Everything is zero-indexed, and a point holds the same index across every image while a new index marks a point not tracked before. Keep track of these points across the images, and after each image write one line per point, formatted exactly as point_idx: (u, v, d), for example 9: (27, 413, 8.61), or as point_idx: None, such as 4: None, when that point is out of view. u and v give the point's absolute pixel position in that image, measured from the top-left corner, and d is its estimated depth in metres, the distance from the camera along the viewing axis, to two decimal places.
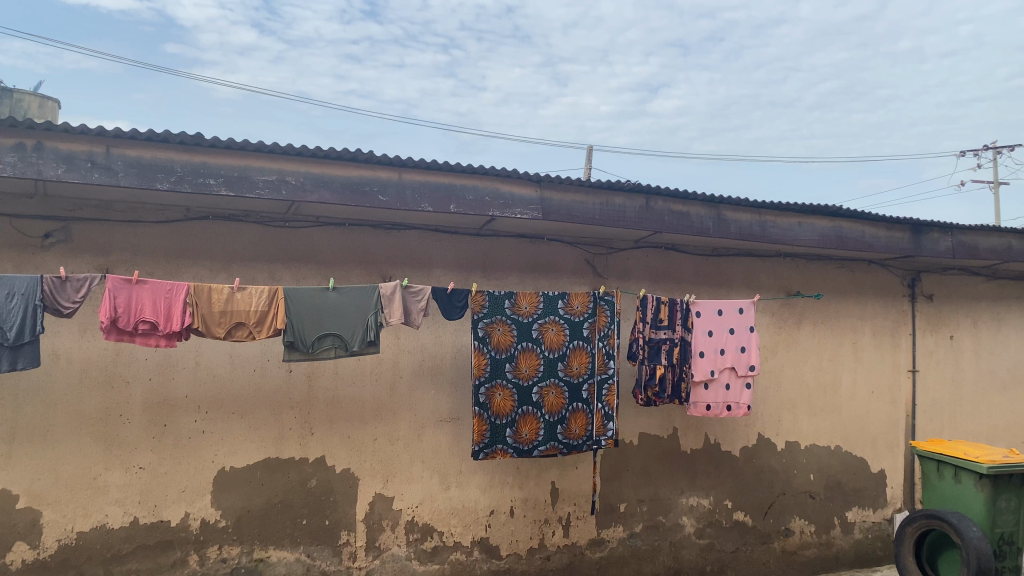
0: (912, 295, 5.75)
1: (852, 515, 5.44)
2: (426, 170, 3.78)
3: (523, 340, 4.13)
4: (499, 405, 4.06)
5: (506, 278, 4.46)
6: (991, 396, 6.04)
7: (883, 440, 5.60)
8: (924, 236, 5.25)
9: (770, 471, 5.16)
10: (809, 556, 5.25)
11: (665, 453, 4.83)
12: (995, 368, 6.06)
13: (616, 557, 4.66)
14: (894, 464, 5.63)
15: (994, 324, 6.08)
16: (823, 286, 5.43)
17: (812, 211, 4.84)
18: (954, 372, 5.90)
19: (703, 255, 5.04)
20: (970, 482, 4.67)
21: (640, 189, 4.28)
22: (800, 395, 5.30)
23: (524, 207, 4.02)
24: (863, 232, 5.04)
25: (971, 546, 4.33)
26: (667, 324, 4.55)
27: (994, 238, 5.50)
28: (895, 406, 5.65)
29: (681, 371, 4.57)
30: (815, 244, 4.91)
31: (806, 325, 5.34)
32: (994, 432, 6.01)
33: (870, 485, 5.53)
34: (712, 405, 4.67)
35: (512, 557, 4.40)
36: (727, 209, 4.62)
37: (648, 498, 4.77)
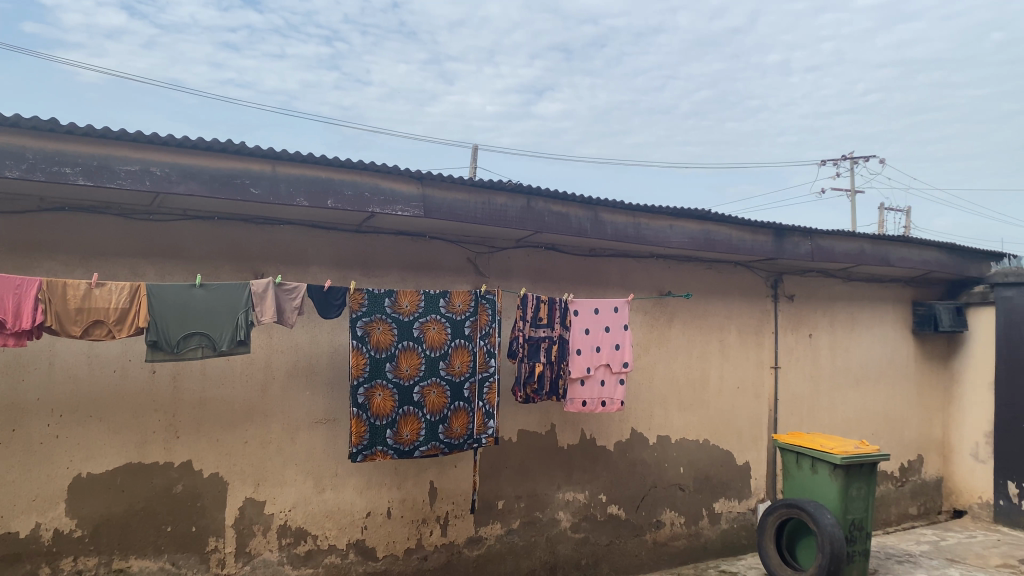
0: (775, 296, 6.05)
1: (719, 506, 5.67)
2: (301, 164, 3.68)
3: (403, 339, 4.08)
4: (379, 405, 3.99)
5: (385, 276, 4.39)
6: (846, 389, 6.44)
7: (748, 433, 5.87)
8: (786, 240, 5.54)
9: (643, 465, 5.31)
10: (678, 547, 5.44)
11: (543, 450, 4.89)
12: (848, 365, 6.46)
13: (493, 555, 4.68)
14: (757, 456, 5.91)
15: (848, 323, 6.48)
16: (694, 286, 5.64)
17: (684, 214, 5.01)
18: (812, 367, 6.25)
19: (582, 255, 5.13)
20: (826, 472, 4.96)
21: (520, 189, 4.31)
22: (672, 391, 5.49)
23: (405, 204, 3.97)
24: (730, 234, 5.27)
25: (826, 533, 4.59)
26: (546, 323, 4.61)
27: (848, 243, 5.87)
28: (758, 400, 5.93)
29: (559, 368, 4.64)
30: (686, 246, 5.09)
31: (678, 324, 5.53)
32: (847, 424, 6.41)
33: (736, 478, 5.78)
34: (588, 402, 4.76)
35: (389, 558, 4.34)
36: (604, 210, 4.72)
37: (525, 495, 4.82)
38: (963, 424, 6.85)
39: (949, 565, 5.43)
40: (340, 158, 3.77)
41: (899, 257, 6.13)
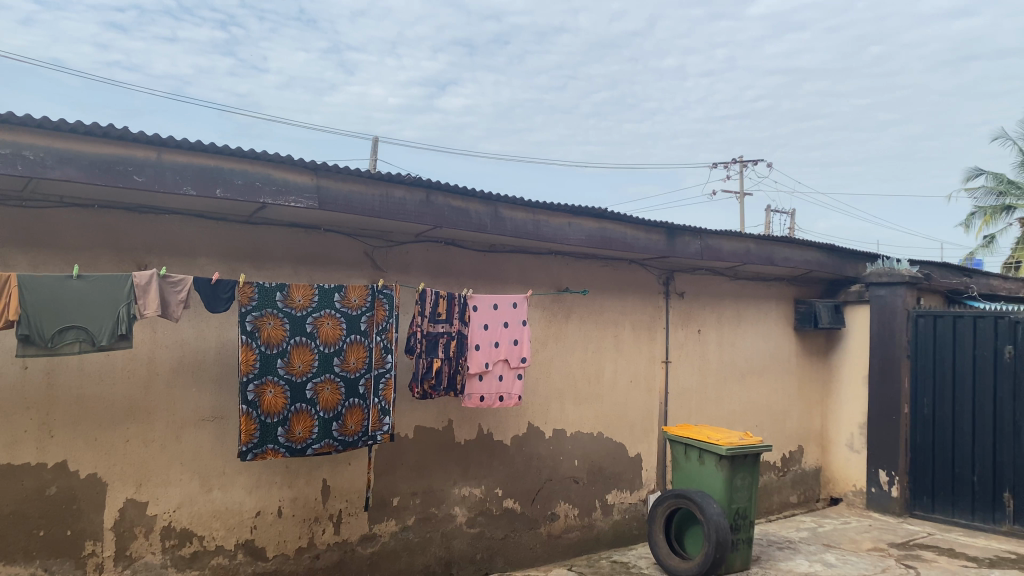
0: (667, 293, 6.22)
1: (612, 498, 5.80)
2: (187, 151, 3.54)
3: (296, 335, 3.99)
4: (270, 403, 3.89)
5: (277, 269, 4.28)
6: (733, 383, 6.70)
7: (640, 426, 6.02)
8: (677, 239, 5.71)
9: (538, 459, 5.37)
10: (572, 539, 5.53)
11: (439, 446, 4.88)
12: (735, 360, 6.71)
13: (387, 551, 4.64)
14: (648, 448, 6.07)
15: (735, 320, 6.73)
16: (590, 283, 5.73)
17: (581, 212, 5.09)
18: (701, 362, 6.47)
19: (480, 251, 5.13)
20: (712, 463, 5.13)
21: (419, 183, 4.27)
22: (568, 386, 5.56)
23: (298, 194, 3.88)
24: (625, 232, 5.39)
25: (711, 522, 4.75)
26: (444, 318, 4.59)
27: (736, 243, 6.09)
28: (650, 394, 6.09)
29: (458, 364, 4.62)
30: (583, 243, 5.17)
31: (574, 320, 5.61)
32: (733, 416, 6.66)
33: (628, 470, 5.92)
34: (485, 397, 4.78)
35: (279, 558, 4.24)
36: (503, 206, 4.73)
37: (421, 491, 4.79)
38: (840, 416, 7.23)
39: (825, 550, 5.72)
40: (230, 147, 3.65)
41: (783, 257, 6.42)
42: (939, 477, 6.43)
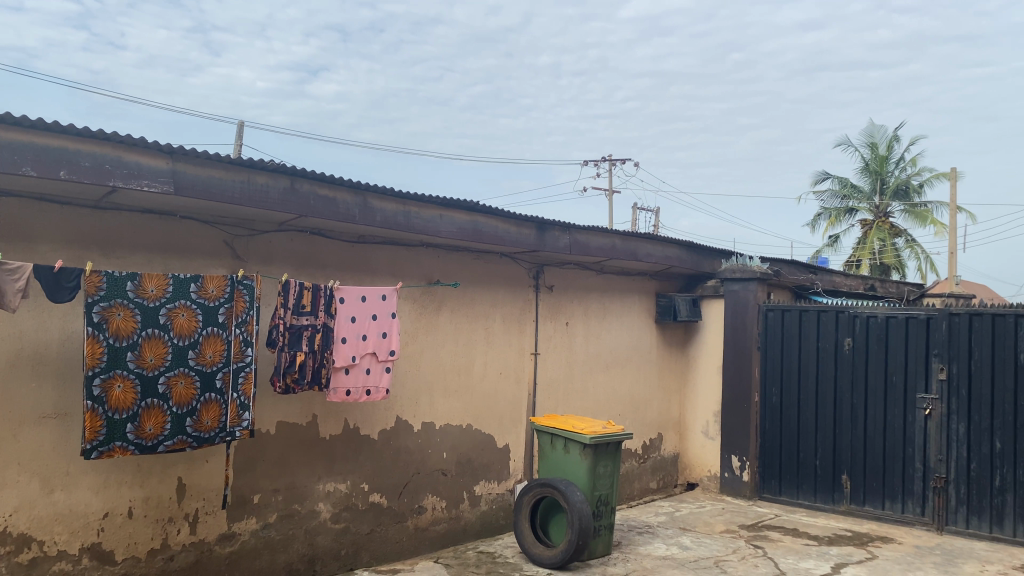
0: (536, 286, 6.32)
1: (479, 489, 5.84)
2: (28, 130, 3.30)
3: (147, 327, 3.80)
4: (118, 398, 3.68)
5: (129, 257, 4.06)
6: (598, 373, 6.88)
7: (508, 417, 6.09)
8: (547, 233, 5.80)
9: (406, 452, 5.34)
10: (439, 531, 5.54)
11: (303, 441, 4.77)
12: (600, 351, 6.90)
13: (247, 550, 4.49)
14: (516, 439, 6.15)
15: (600, 312, 6.92)
16: (461, 276, 5.73)
17: (452, 205, 5.08)
18: (568, 353, 6.61)
19: (349, 241, 5.04)
20: (576, 452, 5.26)
21: (284, 170, 4.15)
22: (436, 378, 5.55)
23: (152, 178, 3.69)
24: (496, 226, 5.42)
25: (575, 509, 4.88)
26: (309, 310, 4.48)
27: (603, 238, 6.26)
28: (519, 385, 6.17)
29: (322, 357, 4.53)
30: (454, 236, 5.17)
31: (443, 312, 5.60)
32: (598, 406, 6.85)
33: (496, 462, 5.98)
34: (351, 391, 4.71)
35: (129, 561, 4.03)
36: (372, 196, 4.67)
37: (284, 487, 4.67)
38: (697, 404, 7.56)
39: (681, 533, 5.98)
40: (76, 125, 3.42)
41: (646, 252, 6.65)
42: (786, 461, 6.85)
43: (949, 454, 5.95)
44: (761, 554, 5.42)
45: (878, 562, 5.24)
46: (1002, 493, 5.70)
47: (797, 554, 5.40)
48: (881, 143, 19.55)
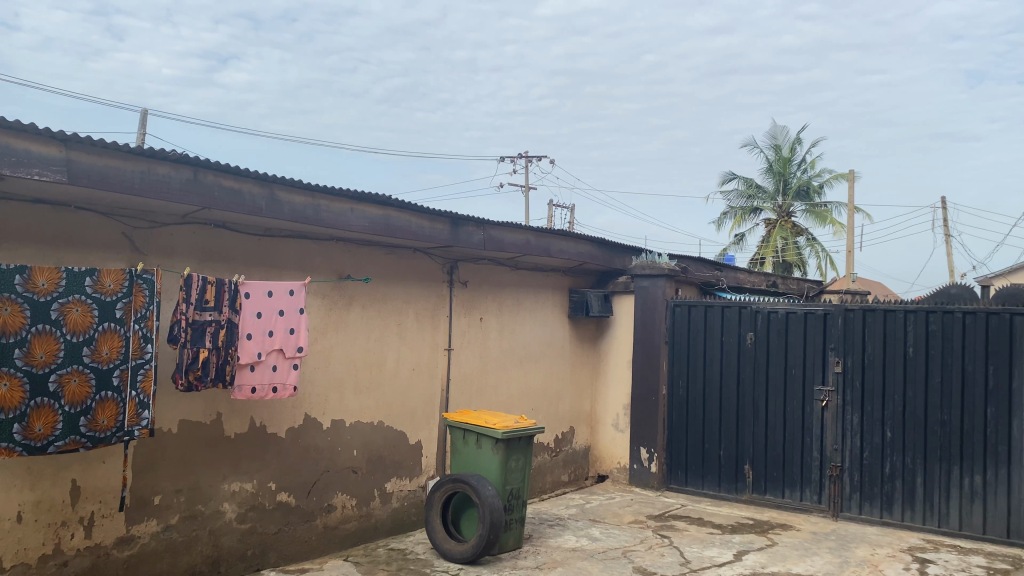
0: (450, 282, 6.30)
1: (391, 485, 5.80)
2: None
3: (37, 322, 3.63)
4: (5, 397, 3.51)
5: (18, 249, 3.86)
6: (512, 369, 6.92)
7: (421, 413, 6.06)
8: (460, 228, 5.79)
9: (315, 450, 5.25)
10: (349, 529, 5.47)
11: (207, 440, 4.63)
12: (513, 346, 6.94)
13: (147, 554, 4.34)
14: (428, 435, 6.13)
15: (514, 308, 6.95)
16: (372, 271, 5.67)
17: (363, 199, 5.02)
18: (482, 348, 6.62)
19: (256, 235, 4.92)
20: (489, 447, 5.28)
21: (186, 160, 4.02)
22: (347, 374, 5.48)
23: (45, 167, 3.52)
24: (408, 221, 5.38)
25: (486, 504, 4.91)
26: (212, 305, 4.35)
27: (516, 235, 6.29)
28: (432, 381, 6.15)
29: (226, 354, 4.41)
30: (365, 230, 5.11)
31: (354, 308, 5.53)
32: (511, 401, 6.88)
33: (408, 458, 5.95)
34: (258, 388, 4.60)
35: (18, 568, 3.84)
36: (280, 189, 4.57)
37: (186, 488, 4.53)
38: (608, 398, 7.69)
39: (591, 525, 6.07)
40: None
41: (558, 248, 6.72)
42: (692, 453, 7.04)
43: (843, 444, 6.24)
44: (667, 543, 5.56)
45: (778, 548, 5.44)
46: (891, 479, 6.01)
47: (702, 543, 5.57)
48: (785, 145, 20.27)
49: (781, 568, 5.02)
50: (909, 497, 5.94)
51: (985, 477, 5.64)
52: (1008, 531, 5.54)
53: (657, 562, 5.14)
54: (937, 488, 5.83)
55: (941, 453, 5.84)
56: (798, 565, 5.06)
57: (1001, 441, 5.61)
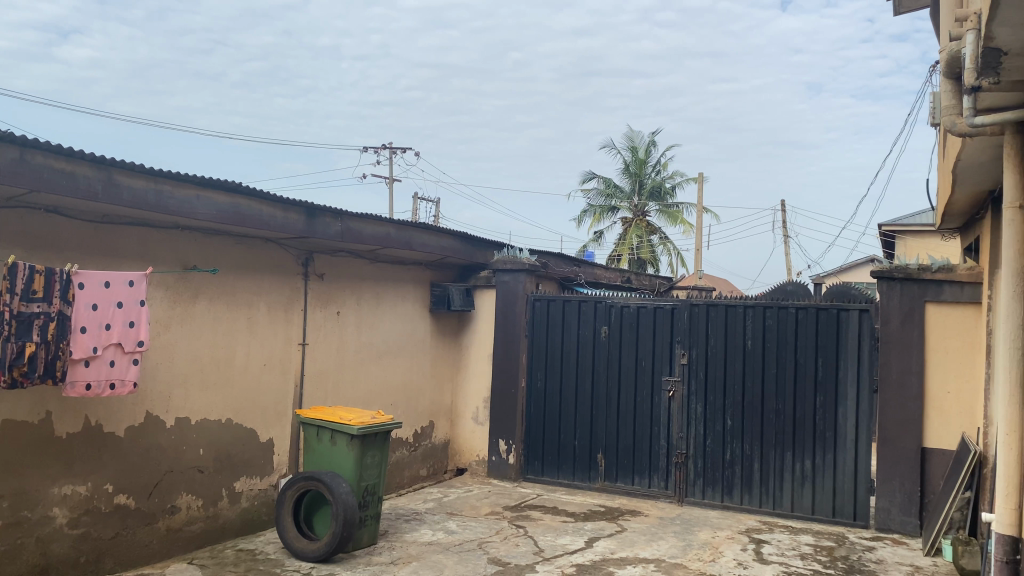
0: (305, 274, 6.14)
1: (240, 485, 5.59)
2: None
3: None
4: None
5: None
6: (370, 363, 6.81)
7: (273, 410, 5.88)
8: (316, 219, 5.65)
9: (158, 449, 4.99)
10: (194, 531, 5.22)
11: (35, 441, 4.31)
12: (372, 340, 6.83)
13: None
14: (281, 432, 5.95)
15: (373, 301, 6.85)
16: (221, 262, 5.44)
17: (211, 185, 4.80)
18: (338, 342, 6.48)
19: (92, 222, 4.61)
20: (343, 443, 5.18)
21: (12, 138, 3.72)
22: (192, 369, 5.23)
23: None
24: (260, 210, 5.20)
25: (340, 501, 4.83)
26: (41, 297, 4.05)
27: (375, 227, 6.20)
28: (285, 376, 5.97)
29: (57, 349, 4.11)
30: (213, 219, 4.89)
31: (201, 300, 5.30)
32: (368, 397, 6.78)
33: (258, 457, 5.75)
34: (93, 385, 4.31)
35: None
36: (119, 173, 4.30)
37: (11, 493, 4.19)
38: (467, 392, 7.71)
39: (448, 518, 6.09)
40: None
41: (419, 242, 6.68)
42: (548, 444, 7.20)
43: (689, 432, 6.55)
44: (522, 533, 5.65)
45: (627, 534, 5.65)
46: (731, 465, 6.37)
47: (555, 532, 5.70)
48: (641, 147, 20.99)
49: (629, 553, 5.22)
50: (747, 481, 6.31)
51: (814, 462, 6.07)
52: (834, 510, 5.99)
53: (512, 552, 5.22)
54: (772, 472, 6.23)
55: (775, 439, 6.23)
56: (645, 550, 5.27)
57: (828, 427, 6.05)
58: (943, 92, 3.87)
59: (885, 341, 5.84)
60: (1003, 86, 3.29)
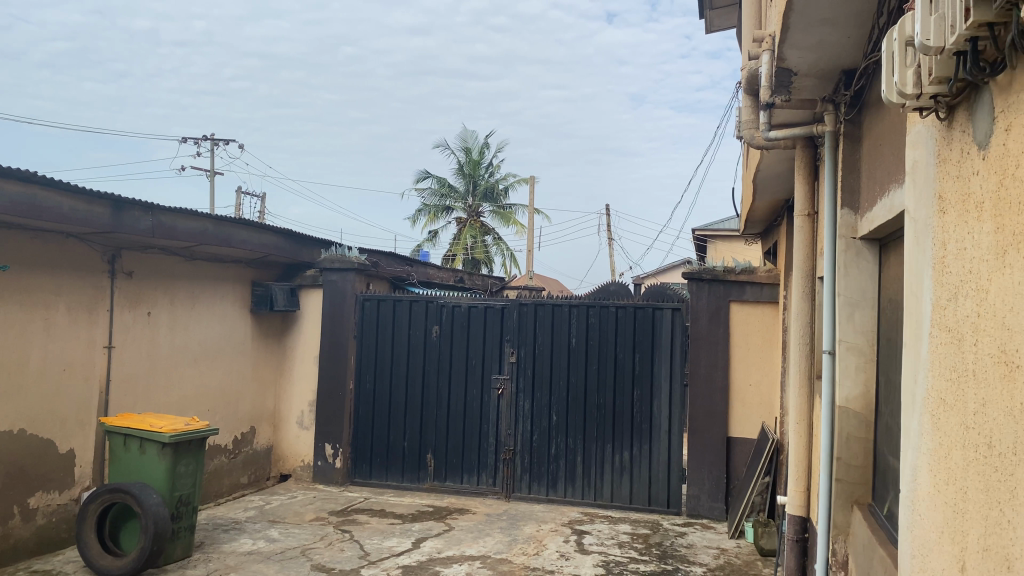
0: (112, 272, 5.73)
1: (35, 501, 5.11)
2: None
3: None
4: None
5: None
6: (185, 365, 6.44)
7: (74, 419, 5.43)
8: (124, 213, 5.28)
9: None
10: None
11: None
12: (187, 342, 6.46)
13: None
14: (83, 442, 5.51)
15: (187, 302, 6.48)
16: (14, 258, 4.97)
17: (2, 173, 4.37)
18: (150, 344, 6.09)
19: None
20: (154, 452, 4.88)
21: None
22: None
23: None
24: (61, 202, 4.80)
25: (150, 514, 4.56)
26: None
27: (190, 222, 5.87)
28: (88, 382, 5.54)
29: None
30: (5, 211, 4.46)
31: None
32: (184, 402, 6.40)
33: (57, 470, 5.29)
34: None
35: None
36: None
37: None
38: (291, 395, 7.43)
39: (270, 526, 5.87)
40: None
41: (240, 239, 6.39)
42: (377, 445, 7.11)
43: (516, 428, 6.69)
44: (347, 538, 5.54)
45: (454, 532, 5.68)
46: (556, 459, 6.56)
47: (381, 534, 5.63)
48: (474, 147, 21.14)
49: (456, 551, 5.25)
50: (570, 475, 6.52)
51: (632, 453, 6.37)
52: (650, 498, 6.30)
53: (336, 557, 5.11)
54: (594, 465, 6.47)
55: (597, 433, 6.48)
56: (472, 547, 5.32)
57: (645, 419, 6.35)
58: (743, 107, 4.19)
59: (695, 338, 6.24)
60: (794, 104, 3.60)
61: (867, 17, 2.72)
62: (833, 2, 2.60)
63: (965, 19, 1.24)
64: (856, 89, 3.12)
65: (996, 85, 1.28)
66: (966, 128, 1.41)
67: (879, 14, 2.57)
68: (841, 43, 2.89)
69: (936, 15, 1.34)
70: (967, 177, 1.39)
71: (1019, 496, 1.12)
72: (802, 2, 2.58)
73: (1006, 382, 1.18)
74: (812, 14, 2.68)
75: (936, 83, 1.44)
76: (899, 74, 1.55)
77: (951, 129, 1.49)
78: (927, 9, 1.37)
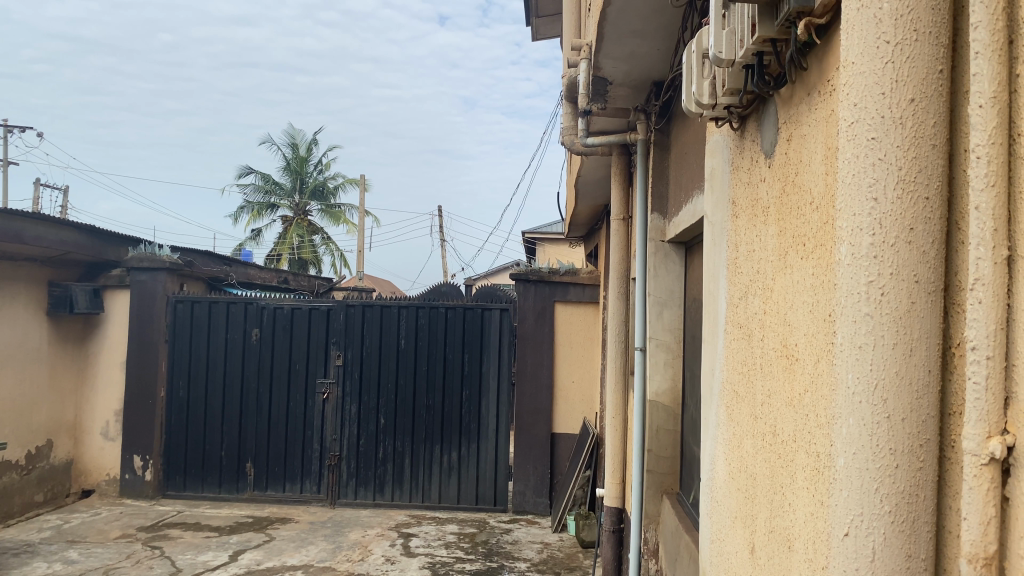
0: None
1: None
2: None
3: None
4: None
5: None
6: None
7: None
8: None
9: None
10: None
11: None
12: None
13: None
14: None
15: None
16: None
17: None
18: None
19: None
20: None
21: None
22: None
23: None
24: None
25: None
26: None
27: None
28: None
29: None
30: None
31: None
32: None
33: None
34: None
35: None
36: None
37: None
38: (94, 404, 6.86)
39: (67, 547, 5.39)
40: None
41: (33, 235, 5.83)
42: (191, 455, 6.72)
43: (342, 433, 6.55)
44: (156, 555, 5.20)
45: (274, 543, 5.46)
46: (383, 462, 6.48)
47: (195, 549, 5.32)
48: (301, 143, 20.52)
49: (276, 562, 5.05)
50: (397, 477, 6.47)
51: (459, 453, 6.39)
52: (477, 497, 6.36)
53: None
54: (421, 466, 6.44)
55: (425, 434, 6.46)
56: (293, 557, 5.14)
57: (473, 419, 6.39)
58: (564, 113, 4.31)
59: (521, 338, 6.38)
60: (609, 111, 3.75)
61: (673, 32, 2.87)
62: (643, 15, 2.72)
63: (752, 34, 1.33)
64: (665, 99, 3.29)
65: (779, 97, 1.38)
66: (755, 138, 1.52)
67: (684, 29, 2.71)
68: (651, 55, 3.04)
69: (728, 29, 1.43)
70: (756, 184, 1.50)
71: (798, 480, 1.20)
72: (615, 12, 2.68)
73: (788, 373, 1.27)
74: (623, 25, 2.79)
75: (729, 93, 1.53)
76: (697, 85, 1.64)
77: (743, 139, 1.60)
78: (720, 24, 1.45)
